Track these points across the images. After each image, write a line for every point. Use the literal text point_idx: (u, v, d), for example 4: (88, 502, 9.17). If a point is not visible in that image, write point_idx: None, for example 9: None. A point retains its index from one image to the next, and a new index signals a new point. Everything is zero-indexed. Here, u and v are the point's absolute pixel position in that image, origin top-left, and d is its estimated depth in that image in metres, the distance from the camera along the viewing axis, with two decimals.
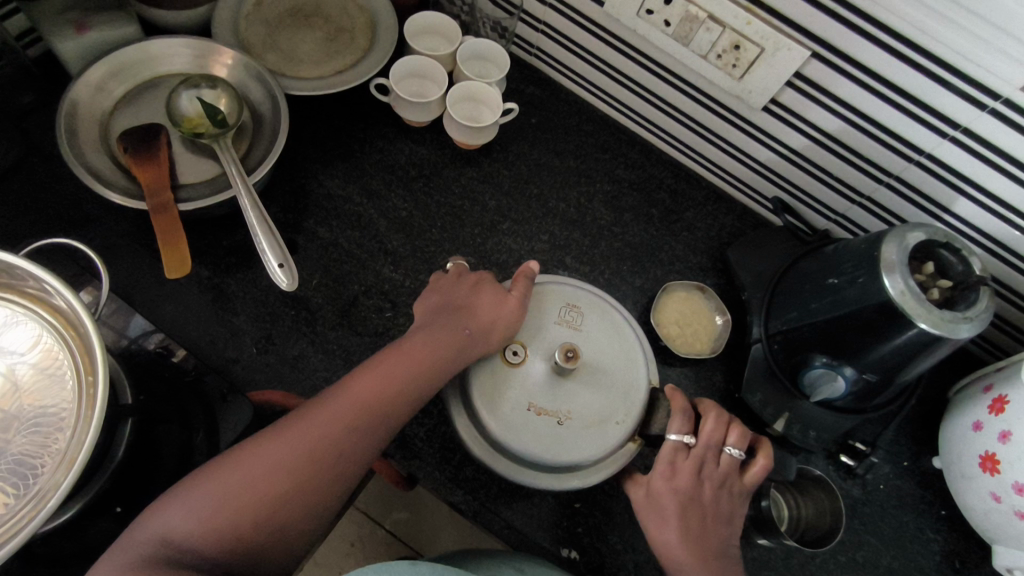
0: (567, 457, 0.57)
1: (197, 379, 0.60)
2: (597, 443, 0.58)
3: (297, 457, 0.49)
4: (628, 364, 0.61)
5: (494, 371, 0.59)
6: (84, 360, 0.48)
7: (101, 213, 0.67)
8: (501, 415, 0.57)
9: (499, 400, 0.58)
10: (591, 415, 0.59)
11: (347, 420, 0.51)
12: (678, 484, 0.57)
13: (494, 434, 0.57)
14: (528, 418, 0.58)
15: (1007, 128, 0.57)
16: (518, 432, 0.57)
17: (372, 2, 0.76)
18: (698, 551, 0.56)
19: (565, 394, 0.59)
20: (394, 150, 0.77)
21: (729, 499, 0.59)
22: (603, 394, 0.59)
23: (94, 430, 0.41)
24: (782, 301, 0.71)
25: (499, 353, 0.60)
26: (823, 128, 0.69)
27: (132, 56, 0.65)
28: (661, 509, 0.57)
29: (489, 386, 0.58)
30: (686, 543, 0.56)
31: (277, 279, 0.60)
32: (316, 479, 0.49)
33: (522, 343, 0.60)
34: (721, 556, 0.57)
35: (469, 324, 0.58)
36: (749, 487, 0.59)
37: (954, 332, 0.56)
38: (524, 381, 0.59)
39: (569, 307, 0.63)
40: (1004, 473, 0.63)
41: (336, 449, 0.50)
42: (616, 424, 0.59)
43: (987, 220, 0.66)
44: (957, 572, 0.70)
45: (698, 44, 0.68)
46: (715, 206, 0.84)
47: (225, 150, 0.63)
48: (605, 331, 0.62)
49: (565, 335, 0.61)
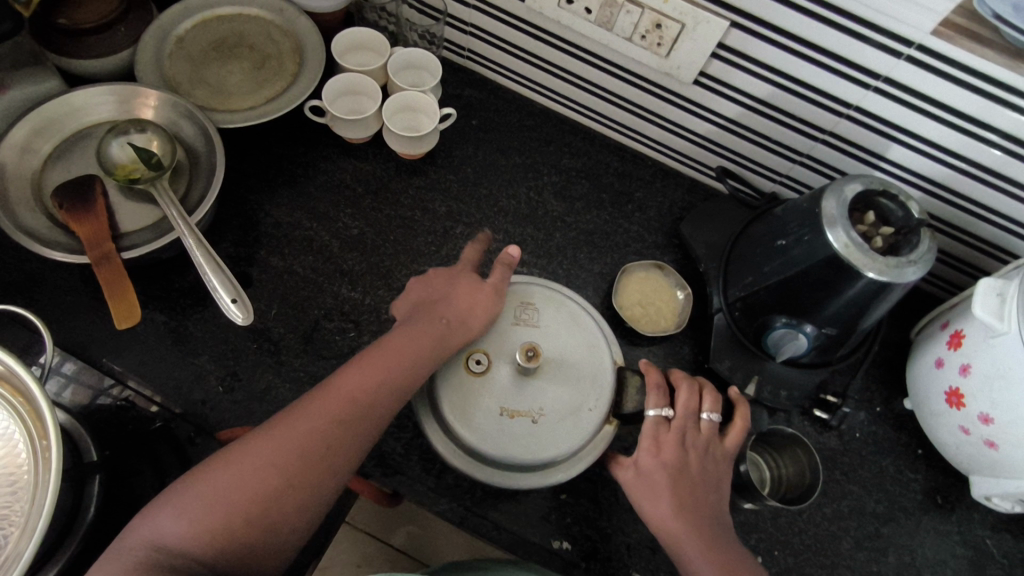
0: (548, 453, 0.57)
1: (164, 427, 0.63)
2: (575, 434, 0.58)
3: (278, 463, 0.48)
4: (591, 351, 0.62)
5: (458, 382, 0.59)
6: (36, 424, 0.45)
7: (46, 272, 0.66)
8: (471, 424, 0.57)
9: (469, 407, 0.58)
10: (563, 408, 0.59)
11: (338, 416, 0.51)
12: (664, 457, 0.57)
13: (466, 441, 0.57)
14: (502, 423, 0.58)
15: (925, 74, 0.59)
16: (495, 439, 0.57)
17: (296, 25, 0.76)
18: (695, 521, 0.55)
19: (535, 394, 0.59)
20: (338, 170, 0.77)
21: (717, 468, 0.59)
22: (571, 386, 0.60)
23: (52, 494, 0.41)
24: (736, 268, 0.72)
25: (461, 364, 0.59)
26: (755, 95, 0.70)
27: (54, 110, 0.64)
28: (651, 482, 0.56)
29: (456, 399, 0.58)
30: (679, 515, 0.55)
31: (231, 315, 0.60)
32: (299, 484, 0.48)
33: (483, 351, 0.60)
34: (715, 521, 0.56)
35: (449, 319, 0.58)
36: (729, 451, 0.60)
37: (900, 276, 0.58)
38: (493, 388, 0.59)
39: (522, 305, 0.63)
40: (970, 406, 0.65)
41: (319, 453, 0.49)
42: (589, 410, 0.59)
43: (921, 163, 0.67)
44: (939, 507, 0.72)
45: (621, 28, 0.69)
46: (663, 182, 0.85)
47: (164, 194, 0.62)
48: (562, 323, 0.63)
49: (524, 334, 0.62)
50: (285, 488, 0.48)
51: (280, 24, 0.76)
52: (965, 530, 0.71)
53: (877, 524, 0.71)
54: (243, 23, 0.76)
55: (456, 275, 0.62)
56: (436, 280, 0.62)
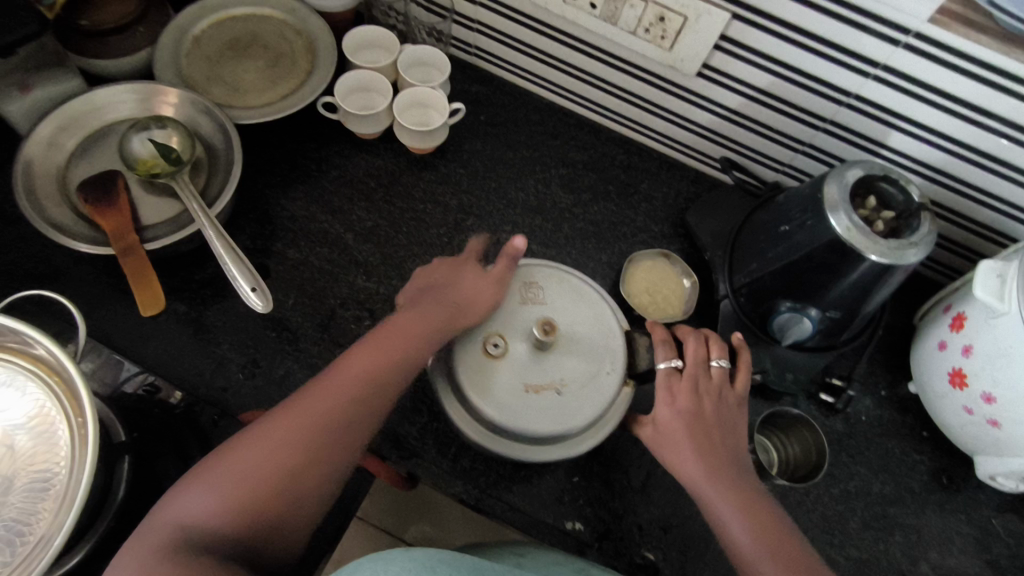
0: (578, 421, 0.59)
1: (187, 410, 0.63)
2: (598, 397, 0.60)
3: (294, 439, 0.49)
4: (599, 320, 0.64)
5: (478, 364, 0.59)
6: (72, 404, 0.47)
7: (70, 266, 0.67)
8: (500, 403, 0.58)
9: (494, 387, 0.59)
10: (583, 376, 0.61)
11: (351, 393, 0.52)
12: (680, 405, 0.59)
13: (495, 421, 0.58)
14: (528, 400, 0.59)
15: (921, 61, 0.60)
16: (525, 414, 0.58)
17: (308, 24, 0.78)
18: (716, 463, 0.57)
19: (553, 367, 0.60)
20: (351, 164, 0.78)
21: (732, 412, 0.61)
22: (586, 356, 0.62)
23: (90, 471, 0.43)
24: (741, 254, 0.74)
25: (478, 347, 0.60)
26: (757, 85, 0.72)
27: (77, 108, 0.66)
28: (671, 435, 0.58)
29: (478, 379, 0.59)
30: (700, 459, 0.57)
31: (252, 303, 0.62)
32: (316, 460, 0.49)
33: (496, 331, 0.61)
34: (735, 464, 0.58)
35: (452, 302, 0.60)
36: (742, 394, 0.62)
37: (902, 258, 0.60)
38: (514, 366, 0.60)
39: (526, 285, 0.64)
40: (973, 386, 0.66)
41: (333, 429, 0.51)
42: (608, 373, 0.61)
43: (921, 149, 0.69)
44: (945, 488, 0.74)
45: (625, 22, 0.70)
46: (669, 174, 0.86)
47: (184, 186, 0.64)
48: (567, 297, 0.64)
49: (533, 312, 0.63)
50: (308, 461, 0.49)
51: (292, 24, 0.78)
52: (971, 510, 0.73)
53: (884, 505, 0.72)
54: (257, 23, 0.78)
55: (454, 263, 0.64)
56: (438, 270, 0.64)
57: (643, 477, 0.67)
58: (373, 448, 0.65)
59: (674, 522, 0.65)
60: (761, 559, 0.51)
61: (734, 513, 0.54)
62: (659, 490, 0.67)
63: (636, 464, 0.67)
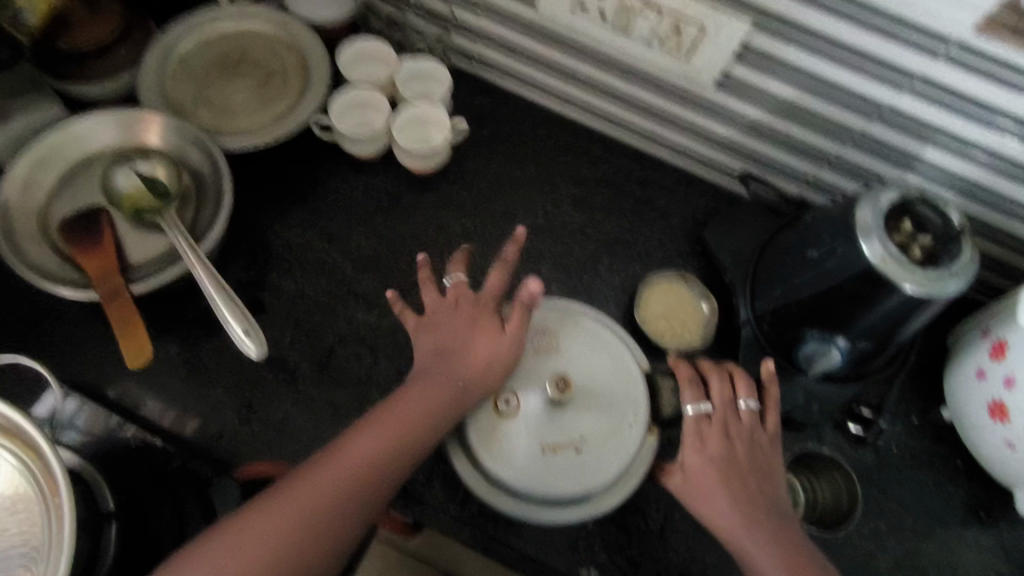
0: (599, 481, 0.57)
1: (183, 464, 0.60)
2: (620, 452, 0.58)
3: (319, 502, 0.47)
4: (617, 367, 0.61)
5: (489, 425, 0.58)
6: (47, 480, 0.44)
7: (56, 305, 0.65)
8: (516, 466, 0.57)
9: (510, 449, 0.57)
10: (602, 431, 0.58)
11: (392, 443, 0.51)
12: (711, 451, 0.56)
13: (513, 485, 0.56)
14: (545, 461, 0.57)
15: (964, 72, 0.55)
16: (543, 478, 0.57)
17: (300, 39, 0.73)
18: (753, 514, 0.53)
19: (570, 424, 0.58)
20: (349, 187, 0.75)
21: (765, 454, 0.57)
22: (605, 410, 0.59)
23: (68, 554, 0.40)
24: (764, 279, 0.69)
25: (490, 406, 0.58)
26: (781, 99, 0.67)
27: (55, 141, 0.63)
28: (702, 483, 0.55)
29: (490, 442, 0.57)
30: (735, 509, 0.54)
31: (245, 346, 0.58)
32: (325, 527, 0.47)
33: (510, 387, 0.59)
34: (774, 510, 0.54)
35: (468, 375, 0.56)
36: (774, 435, 0.59)
37: (941, 289, 0.55)
38: (528, 426, 0.58)
39: (538, 334, 0.62)
40: (1015, 420, 0.62)
41: (360, 489, 0.49)
42: (630, 426, 0.59)
43: (959, 164, 0.64)
44: (982, 523, 0.70)
45: (638, 31, 0.66)
46: (686, 189, 0.81)
47: (170, 222, 0.61)
48: (583, 344, 0.62)
49: (547, 363, 0.60)
50: None
51: (284, 39, 0.73)
52: (1009, 546, 0.69)
53: (917, 542, 0.69)
54: (247, 39, 0.73)
55: (465, 315, 0.60)
56: (442, 306, 0.61)
57: (661, 520, 0.64)
58: None
59: (694, 568, 0.63)
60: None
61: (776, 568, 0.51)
62: (678, 533, 0.63)
63: (654, 506, 0.64)
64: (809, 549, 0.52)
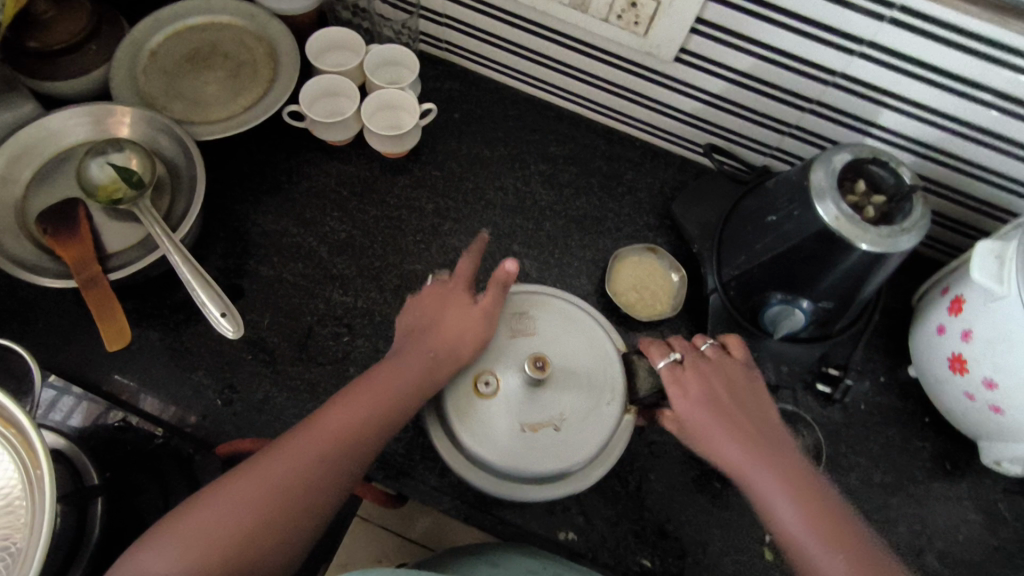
0: (578, 458, 0.59)
1: (164, 444, 0.64)
2: (598, 431, 0.60)
3: (295, 475, 0.50)
4: (591, 346, 0.63)
5: (469, 404, 0.59)
6: (28, 454, 0.46)
7: (37, 297, 0.66)
8: (497, 442, 0.58)
9: (489, 428, 0.59)
10: (581, 410, 0.60)
11: (367, 412, 0.54)
12: (696, 394, 0.58)
13: (492, 464, 0.58)
14: (525, 439, 0.59)
15: (909, 35, 0.57)
16: (523, 455, 0.58)
17: (269, 30, 0.75)
18: (751, 444, 0.55)
19: (550, 402, 0.60)
20: (323, 173, 0.76)
21: (749, 387, 0.60)
22: (584, 390, 0.61)
23: (49, 521, 0.42)
24: (729, 246, 0.71)
25: (470, 387, 0.60)
26: (739, 68, 0.68)
27: (31, 136, 0.64)
28: (696, 423, 0.57)
29: (468, 420, 0.59)
30: (732, 443, 0.56)
31: (221, 328, 0.62)
32: (304, 499, 0.50)
33: (488, 368, 0.61)
34: (767, 437, 0.57)
35: (436, 345, 0.58)
36: (750, 366, 0.61)
37: (895, 245, 0.57)
38: (508, 404, 0.59)
39: (515, 317, 0.63)
40: (973, 371, 0.64)
41: (334, 458, 0.52)
42: (608, 403, 0.61)
43: (912, 127, 0.66)
44: (948, 474, 0.72)
45: (596, 8, 0.67)
46: (653, 162, 0.83)
47: (145, 210, 0.62)
48: (558, 325, 0.64)
49: (525, 344, 0.62)
50: (225, 562, 0.47)
51: (252, 30, 0.75)
52: (975, 496, 0.71)
53: (886, 495, 0.71)
54: (217, 32, 0.75)
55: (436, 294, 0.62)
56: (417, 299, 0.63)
57: (635, 482, 0.66)
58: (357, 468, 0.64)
59: (670, 526, 0.65)
60: (812, 541, 0.50)
61: (782, 496, 0.53)
62: (653, 494, 0.65)
63: (628, 469, 0.66)
64: (805, 470, 0.54)
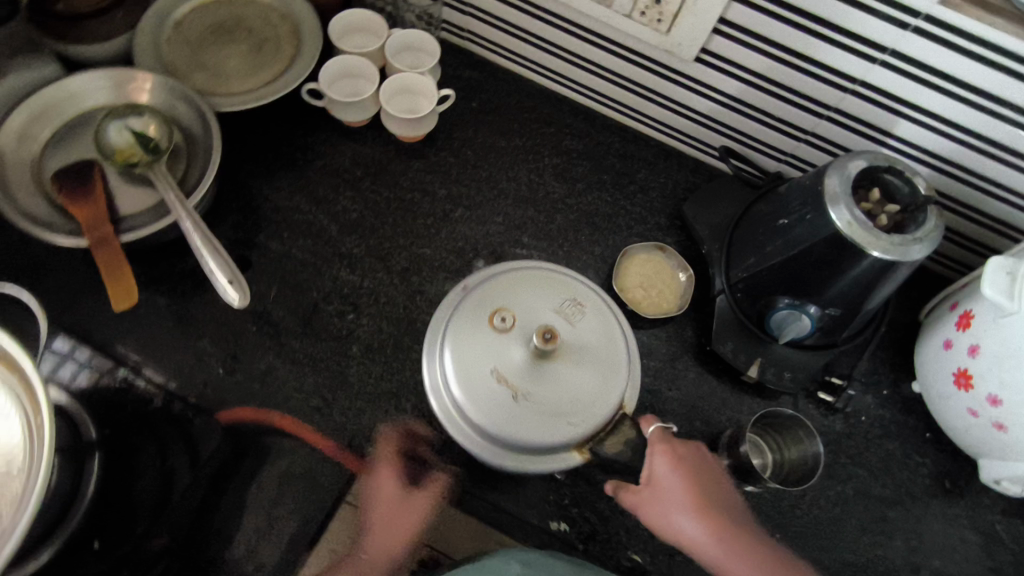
0: (509, 431, 0.58)
1: (165, 409, 0.63)
2: (542, 433, 0.58)
3: None
4: (609, 368, 0.62)
5: (478, 331, 0.62)
6: (29, 402, 0.46)
7: (48, 256, 0.67)
8: (469, 376, 0.60)
9: (472, 355, 0.61)
10: (549, 407, 0.59)
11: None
12: (669, 472, 0.58)
13: (453, 385, 0.60)
14: (487, 381, 0.60)
15: (932, 44, 0.57)
16: (475, 394, 0.59)
17: (294, 8, 0.75)
18: (725, 534, 0.57)
19: (537, 374, 0.60)
20: (338, 153, 0.76)
21: (706, 464, 0.61)
22: (569, 391, 0.60)
23: (45, 469, 0.42)
24: (738, 248, 0.71)
25: (488, 317, 0.62)
26: (757, 71, 0.68)
27: (53, 95, 0.65)
28: (667, 501, 0.57)
29: (466, 342, 0.61)
30: (702, 527, 0.57)
31: (227, 295, 0.61)
32: None
33: (513, 313, 0.62)
34: (734, 519, 0.58)
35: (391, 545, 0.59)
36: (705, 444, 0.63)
37: (906, 253, 0.57)
38: (502, 348, 0.61)
39: (571, 300, 0.64)
40: (978, 387, 0.63)
41: None
42: (569, 424, 0.59)
43: (930, 139, 0.65)
44: (947, 491, 0.71)
45: (620, 3, 0.68)
46: (666, 163, 0.83)
47: (160, 175, 0.63)
48: (597, 334, 0.63)
49: (556, 321, 0.62)
50: None
51: (277, 7, 0.76)
52: (974, 515, 0.70)
53: (883, 508, 0.70)
54: (242, 8, 0.76)
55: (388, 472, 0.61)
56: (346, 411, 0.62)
57: None
58: (352, 446, 0.63)
59: None
60: None
61: None
62: None
63: None
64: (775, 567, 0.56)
